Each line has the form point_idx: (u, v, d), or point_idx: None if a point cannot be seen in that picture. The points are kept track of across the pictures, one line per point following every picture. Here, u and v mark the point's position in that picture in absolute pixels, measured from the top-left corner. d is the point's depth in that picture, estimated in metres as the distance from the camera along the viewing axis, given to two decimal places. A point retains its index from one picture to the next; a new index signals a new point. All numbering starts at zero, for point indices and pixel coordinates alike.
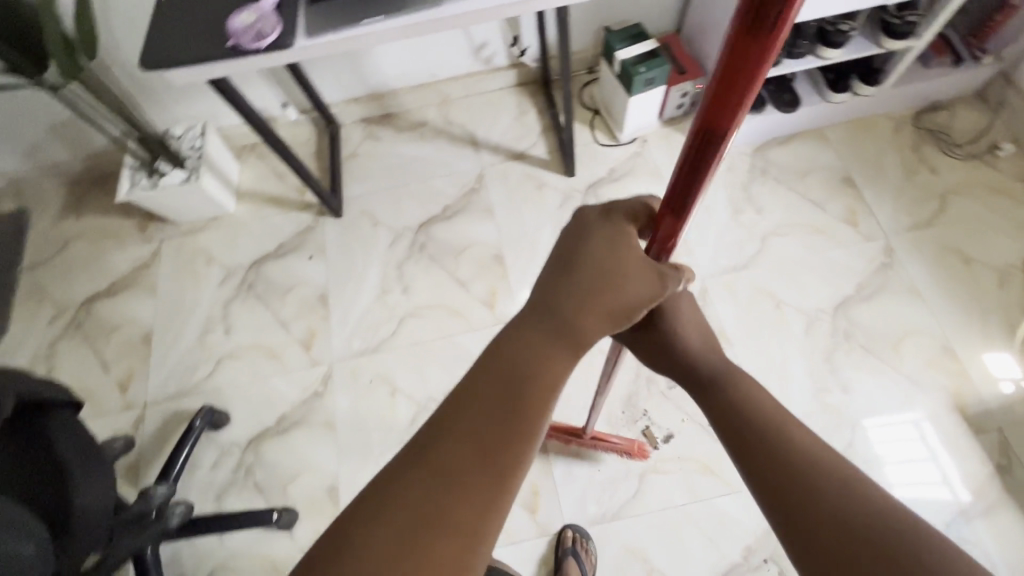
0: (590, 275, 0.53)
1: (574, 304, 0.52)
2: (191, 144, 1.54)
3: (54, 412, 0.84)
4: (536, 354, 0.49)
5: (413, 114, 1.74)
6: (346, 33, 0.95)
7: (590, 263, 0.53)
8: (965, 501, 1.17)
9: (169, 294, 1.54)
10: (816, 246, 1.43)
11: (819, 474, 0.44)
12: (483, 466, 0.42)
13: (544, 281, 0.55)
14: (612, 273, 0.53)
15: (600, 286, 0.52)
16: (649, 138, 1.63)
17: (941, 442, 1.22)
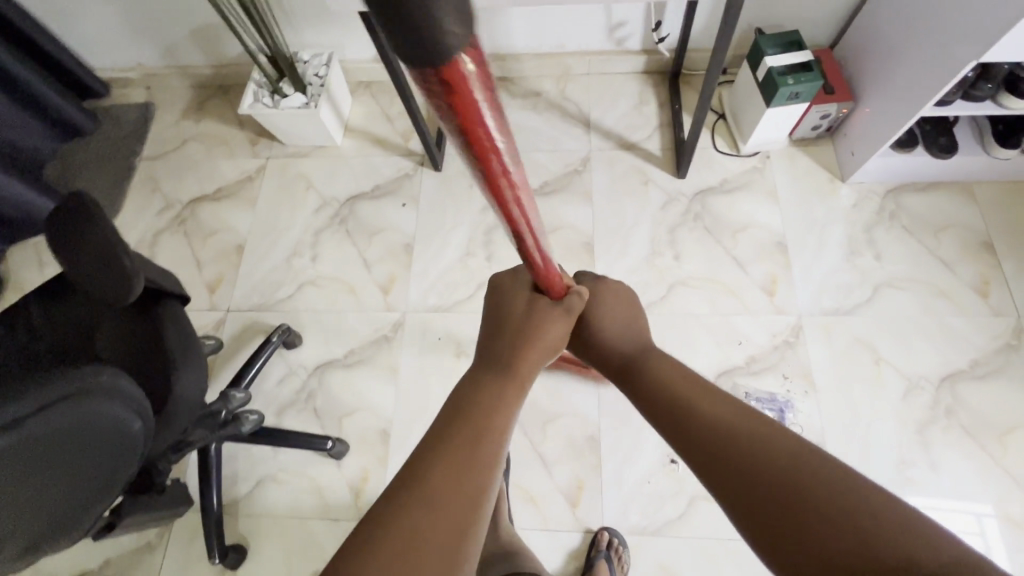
0: (517, 321, 0.67)
1: (512, 342, 0.65)
2: (316, 71, 1.56)
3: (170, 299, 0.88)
4: (499, 387, 0.60)
5: (530, 81, 1.70)
6: None
7: (516, 316, 0.67)
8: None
9: (267, 211, 1.60)
10: (934, 308, 1.32)
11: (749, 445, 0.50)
12: (461, 460, 0.51)
13: (486, 333, 0.67)
14: (537, 317, 0.67)
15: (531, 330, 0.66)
16: (772, 155, 1.52)
17: None
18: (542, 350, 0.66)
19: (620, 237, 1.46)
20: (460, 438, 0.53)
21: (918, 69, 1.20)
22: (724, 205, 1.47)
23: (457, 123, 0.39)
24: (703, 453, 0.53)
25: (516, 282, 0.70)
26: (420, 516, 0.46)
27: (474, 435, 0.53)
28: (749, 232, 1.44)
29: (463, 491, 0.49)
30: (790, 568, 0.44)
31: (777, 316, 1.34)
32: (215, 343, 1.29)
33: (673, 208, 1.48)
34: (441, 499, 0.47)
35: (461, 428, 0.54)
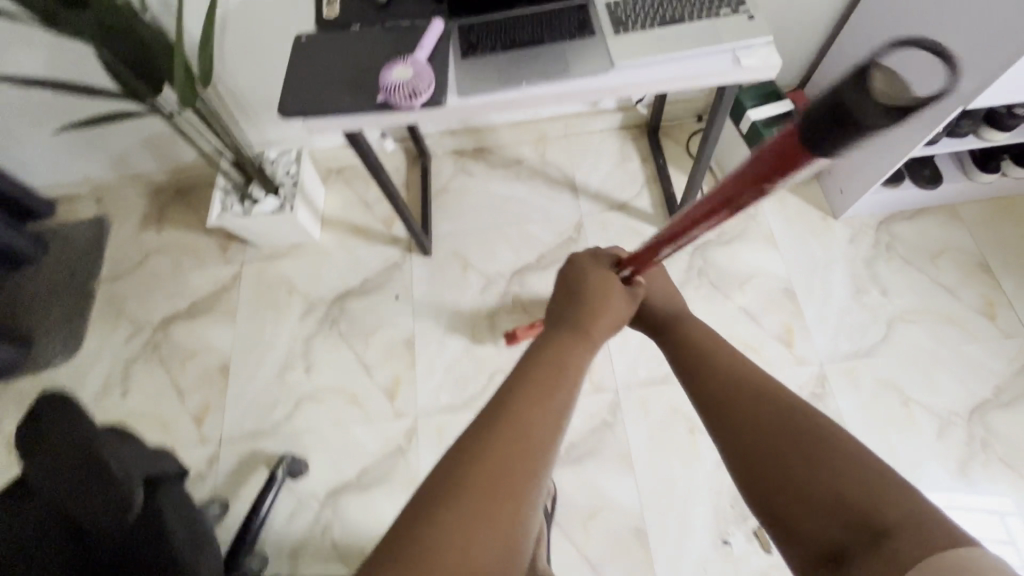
0: (589, 291, 0.66)
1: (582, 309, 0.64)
2: (286, 170, 1.48)
3: (167, 486, 0.76)
4: (572, 342, 0.60)
5: (508, 150, 1.66)
6: (503, 96, 0.87)
7: (590, 286, 0.66)
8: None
9: (249, 323, 1.49)
10: (948, 338, 1.32)
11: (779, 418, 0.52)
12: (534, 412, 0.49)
13: (557, 302, 0.67)
14: (610, 289, 0.67)
15: (604, 301, 0.65)
16: (762, 199, 1.52)
17: None
18: (614, 321, 0.65)
19: None
20: (528, 390, 0.51)
21: None
22: (725, 257, 1.45)
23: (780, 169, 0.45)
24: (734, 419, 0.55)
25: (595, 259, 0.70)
26: (493, 460, 0.44)
27: (548, 386, 0.52)
28: (755, 282, 1.42)
29: (538, 440, 0.47)
30: (802, 530, 0.47)
31: (798, 368, 1.31)
32: (218, 511, 1.10)
33: (675, 266, 1.45)
34: (514, 453, 0.46)
35: (533, 380, 0.53)
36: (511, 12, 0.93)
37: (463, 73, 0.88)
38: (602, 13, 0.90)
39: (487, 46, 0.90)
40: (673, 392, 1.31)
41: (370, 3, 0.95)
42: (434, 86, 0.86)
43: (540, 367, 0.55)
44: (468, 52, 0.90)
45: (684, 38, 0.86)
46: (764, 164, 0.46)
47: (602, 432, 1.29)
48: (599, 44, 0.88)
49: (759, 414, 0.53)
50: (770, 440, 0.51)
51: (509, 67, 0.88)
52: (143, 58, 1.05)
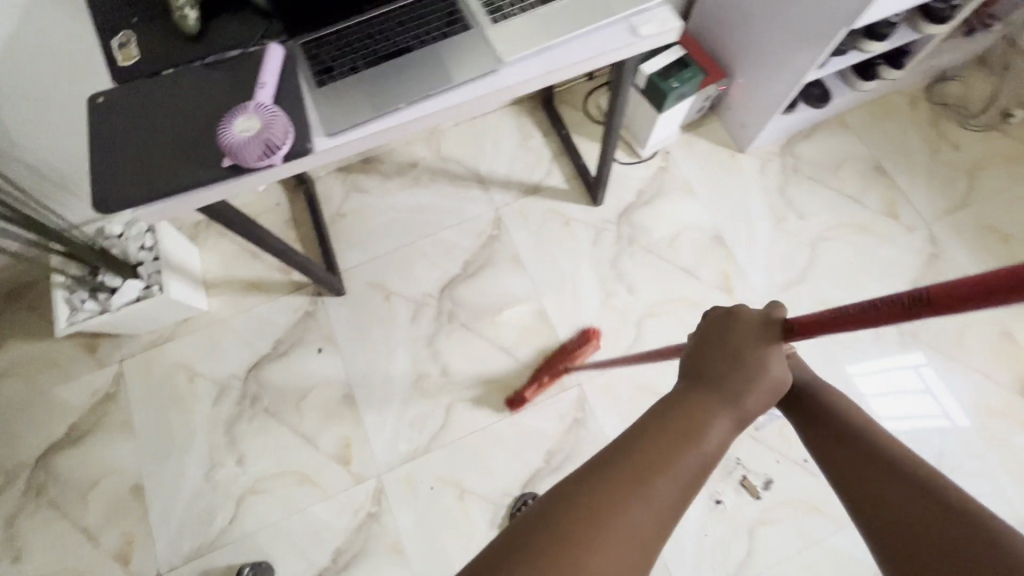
0: (729, 357, 0.52)
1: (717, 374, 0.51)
2: (139, 243, 1.21)
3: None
4: (701, 412, 0.49)
5: (399, 154, 1.48)
6: (379, 126, 0.72)
7: (734, 348, 0.52)
8: (964, 425, 1.24)
9: (152, 428, 1.26)
10: (864, 246, 1.38)
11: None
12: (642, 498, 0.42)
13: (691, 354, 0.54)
14: (770, 348, 0.52)
15: (762, 364, 0.51)
16: (671, 148, 1.48)
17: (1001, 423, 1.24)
18: (768, 389, 0.51)
19: (569, 292, 1.35)
20: (644, 452, 0.45)
21: (788, 34, 1.18)
22: (649, 217, 1.41)
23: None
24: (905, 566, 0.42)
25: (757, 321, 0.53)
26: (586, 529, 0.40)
27: (669, 457, 0.44)
28: (684, 235, 1.39)
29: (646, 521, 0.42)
30: None
31: None
32: None
33: (604, 240, 1.39)
34: (620, 527, 0.41)
35: (652, 443, 0.45)
36: (363, 17, 0.77)
37: (324, 105, 0.72)
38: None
39: (345, 66, 0.74)
40: (635, 371, 1.28)
41: (177, 36, 0.74)
42: (292, 130, 0.69)
43: (663, 428, 0.47)
44: (323, 78, 0.73)
45: (571, 13, 0.75)
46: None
47: (576, 432, 1.23)
48: (478, 39, 0.75)
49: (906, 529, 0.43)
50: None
51: (378, 87, 0.73)
52: None
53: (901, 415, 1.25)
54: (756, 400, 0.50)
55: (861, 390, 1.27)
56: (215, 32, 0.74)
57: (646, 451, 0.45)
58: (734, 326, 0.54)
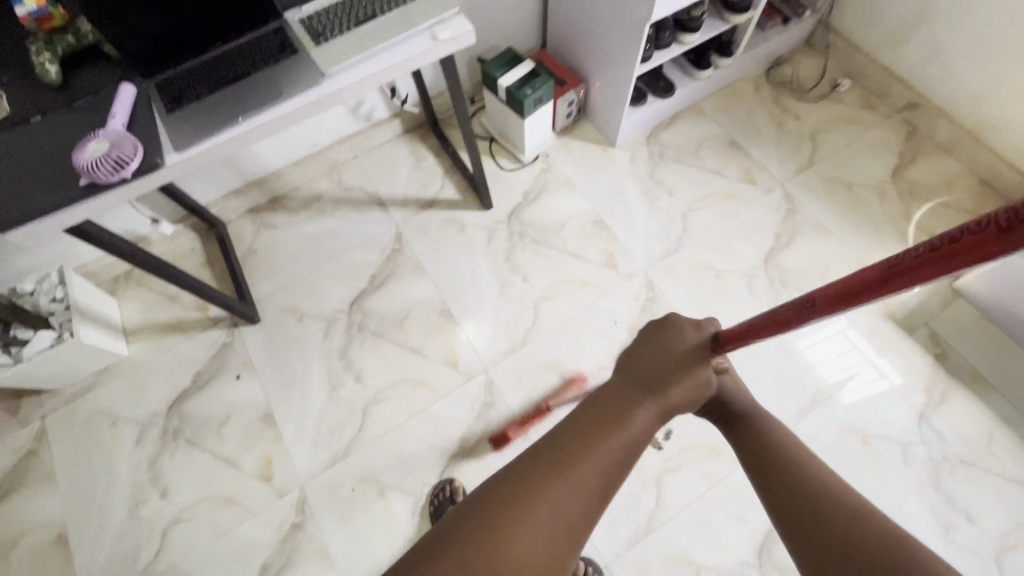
0: (660, 357, 0.55)
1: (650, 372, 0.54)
2: (50, 296, 1.29)
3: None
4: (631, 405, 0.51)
5: (303, 190, 1.61)
6: (220, 137, 0.83)
7: (665, 351, 0.56)
8: (901, 382, 1.31)
9: (75, 476, 1.28)
10: (729, 211, 1.53)
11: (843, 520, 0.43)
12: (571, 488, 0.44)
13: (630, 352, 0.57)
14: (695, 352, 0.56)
15: (690, 360, 0.56)
16: (550, 152, 1.64)
17: (869, 345, 1.36)
18: (695, 386, 0.55)
19: (469, 289, 1.45)
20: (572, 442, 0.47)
21: (614, 35, 1.37)
22: (536, 213, 1.55)
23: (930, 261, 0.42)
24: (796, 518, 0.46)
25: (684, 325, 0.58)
26: (510, 521, 0.42)
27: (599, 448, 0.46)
28: (570, 224, 1.53)
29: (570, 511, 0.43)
30: None
31: (629, 283, 1.44)
32: None
33: (497, 239, 1.52)
34: (542, 514, 0.42)
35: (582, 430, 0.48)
36: (207, 55, 0.91)
37: (172, 128, 0.84)
38: (299, 28, 0.92)
39: (191, 94, 0.87)
40: (537, 351, 1.37)
41: (44, 89, 0.86)
42: (140, 149, 0.80)
43: (593, 420, 0.49)
44: (172, 106, 0.85)
45: (382, 29, 0.91)
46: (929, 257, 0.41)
47: (486, 415, 1.30)
48: (306, 59, 0.89)
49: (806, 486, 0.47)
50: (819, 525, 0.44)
51: (220, 107, 0.86)
52: None
53: (835, 376, 1.32)
54: (679, 394, 0.54)
55: (809, 360, 1.35)
56: (77, 81, 0.87)
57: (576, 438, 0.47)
58: (668, 336, 0.57)
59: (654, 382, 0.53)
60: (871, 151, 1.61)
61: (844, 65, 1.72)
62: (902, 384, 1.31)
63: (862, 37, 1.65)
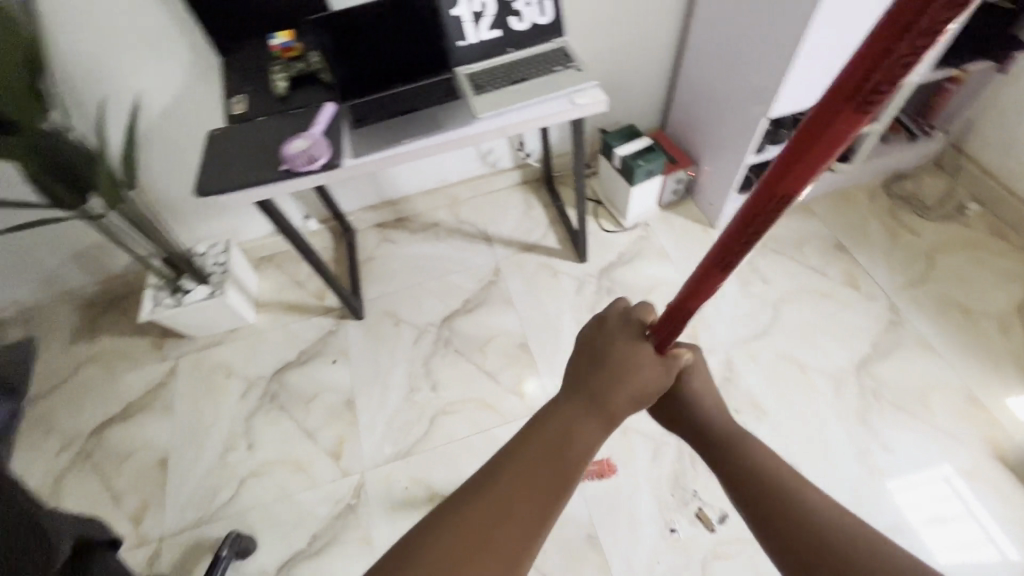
0: (606, 363, 0.59)
1: (596, 378, 0.58)
2: (214, 260, 1.58)
3: (98, 552, 0.73)
4: (578, 415, 0.55)
5: (425, 216, 1.83)
6: (388, 152, 1.04)
7: (607, 356, 0.59)
8: (1017, 559, 1.14)
9: (187, 412, 1.49)
10: (825, 310, 1.51)
11: (796, 503, 0.51)
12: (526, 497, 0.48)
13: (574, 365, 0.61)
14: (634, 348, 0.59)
15: (636, 360, 0.58)
16: (651, 222, 1.74)
17: (977, 499, 1.21)
18: (643, 385, 0.58)
19: (550, 329, 1.54)
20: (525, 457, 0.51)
21: (730, 126, 1.47)
22: (627, 274, 1.63)
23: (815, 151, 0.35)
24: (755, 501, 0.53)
25: (625, 322, 0.62)
26: (469, 528, 0.45)
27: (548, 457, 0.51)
28: (658, 291, 1.59)
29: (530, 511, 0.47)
30: None
31: (708, 358, 1.45)
32: None
33: (586, 290, 1.61)
34: (504, 528, 0.46)
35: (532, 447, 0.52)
36: (388, 91, 1.14)
37: (354, 139, 1.06)
38: (464, 80, 1.14)
39: (371, 117, 1.10)
40: None
41: (271, 99, 1.13)
42: (329, 151, 1.02)
43: (545, 434, 0.53)
44: (358, 124, 1.09)
45: (529, 90, 1.10)
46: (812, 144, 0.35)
47: None
48: (466, 104, 1.10)
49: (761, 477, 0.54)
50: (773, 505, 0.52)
51: (393, 130, 1.07)
52: (77, 170, 1.19)
53: (928, 517, 1.20)
54: (626, 405, 0.57)
55: (897, 501, 1.23)
56: (295, 96, 1.13)
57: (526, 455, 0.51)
58: (607, 340, 0.61)
59: (601, 399, 0.57)
60: (996, 280, 1.52)
61: (975, 191, 1.68)
62: (1005, 536, 1.17)
63: (997, 165, 1.61)
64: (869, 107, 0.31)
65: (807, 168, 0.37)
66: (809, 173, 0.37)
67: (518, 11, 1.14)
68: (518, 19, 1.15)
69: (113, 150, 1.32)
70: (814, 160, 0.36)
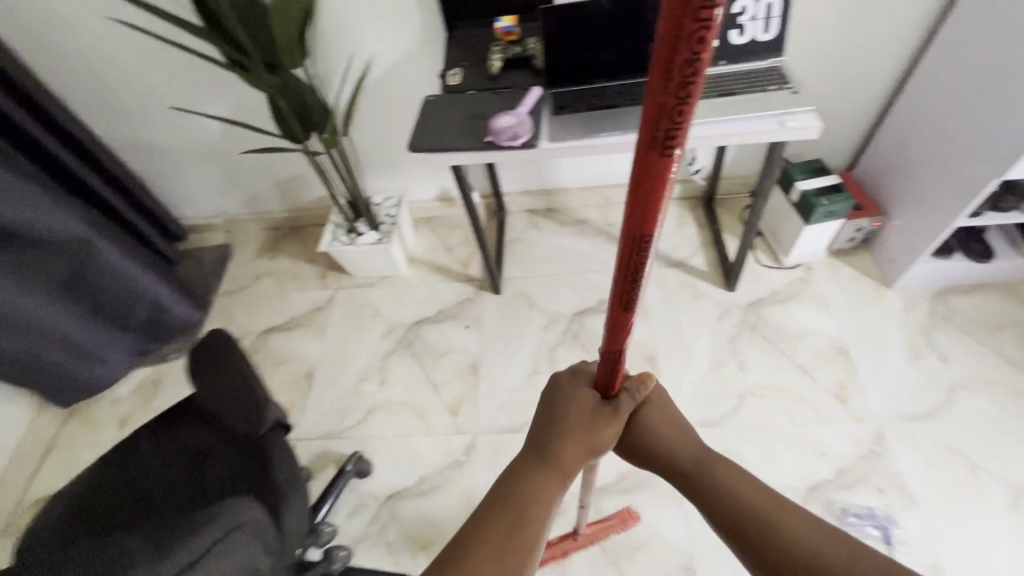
0: (560, 420, 0.61)
1: (550, 437, 0.60)
2: (387, 213, 1.75)
3: (274, 434, 0.89)
4: (534, 479, 0.58)
5: (575, 211, 1.87)
6: (585, 142, 1.09)
7: (560, 412, 0.62)
8: None
9: (336, 338, 1.68)
10: (1013, 409, 1.30)
11: (776, 533, 0.53)
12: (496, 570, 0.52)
13: (533, 427, 0.63)
14: (584, 402, 0.62)
15: (589, 415, 0.61)
16: (814, 266, 1.62)
17: None
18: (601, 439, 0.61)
19: (681, 349, 1.50)
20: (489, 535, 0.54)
21: (943, 180, 1.32)
22: (777, 314, 1.53)
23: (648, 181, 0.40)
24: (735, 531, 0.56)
25: (573, 378, 0.64)
26: None
27: (508, 529, 0.54)
28: (808, 339, 1.48)
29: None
30: None
31: (856, 424, 1.32)
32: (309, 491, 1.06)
33: (728, 319, 1.54)
34: None
35: (495, 522, 0.55)
36: (591, 84, 1.19)
37: (554, 124, 1.12)
38: None
39: (573, 106, 1.15)
40: (726, 437, 1.34)
41: (485, 76, 1.23)
42: (531, 131, 1.09)
43: (506, 506, 0.56)
44: (559, 111, 1.14)
45: (736, 104, 1.08)
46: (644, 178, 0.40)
47: None
48: None
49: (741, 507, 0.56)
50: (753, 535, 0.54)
51: (592, 122, 1.11)
52: (309, 114, 1.38)
53: None
54: (580, 458, 0.60)
55: None
56: (505, 77, 1.22)
57: (489, 531, 0.54)
58: (558, 396, 0.63)
59: (547, 457, 0.59)
60: None
61: None
62: None
63: None
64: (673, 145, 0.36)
65: (650, 209, 0.42)
66: (649, 211, 0.42)
67: (741, 24, 1.11)
68: (739, 33, 1.12)
69: (339, 101, 1.50)
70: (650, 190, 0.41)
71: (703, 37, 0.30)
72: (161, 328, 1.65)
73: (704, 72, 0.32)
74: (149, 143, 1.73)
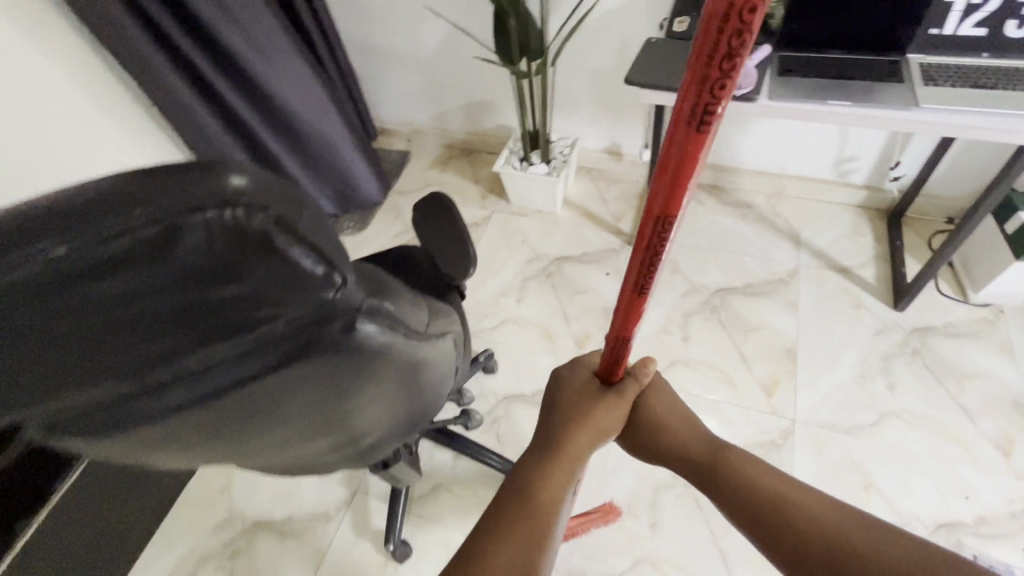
0: (565, 410, 0.69)
1: (558, 423, 0.69)
2: (561, 150, 1.84)
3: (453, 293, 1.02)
4: (548, 463, 0.65)
5: (742, 194, 1.82)
6: (808, 106, 1.08)
7: (564, 402, 0.70)
8: None
9: (486, 252, 1.83)
10: None
11: (794, 507, 0.58)
12: (521, 535, 0.56)
13: (541, 423, 0.71)
14: (585, 390, 0.71)
15: (589, 398, 0.70)
16: (1007, 310, 1.46)
17: None
18: (604, 421, 0.69)
19: (827, 353, 1.44)
20: (508, 510, 0.59)
21: None
22: (949, 347, 1.41)
23: (677, 160, 0.42)
24: (754, 514, 0.60)
25: (576, 370, 0.73)
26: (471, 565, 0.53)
27: (525, 503, 0.60)
28: (979, 381, 1.35)
29: (523, 549, 0.55)
30: None
31: (1015, 480, 1.21)
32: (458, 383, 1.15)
33: (887, 337, 1.44)
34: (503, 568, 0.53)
35: (512, 501, 0.60)
36: (824, 53, 1.16)
37: (777, 83, 1.11)
38: (913, 69, 1.09)
39: (800, 72, 1.13)
40: (858, 448, 1.28)
41: None
42: (753, 86, 1.09)
43: (521, 487, 0.62)
44: (784, 72, 1.13)
45: (993, 98, 1.00)
46: (671, 161, 0.43)
47: (767, 450, 1.30)
48: (907, 89, 1.06)
49: (756, 489, 0.61)
50: (774, 514, 0.58)
51: (819, 88, 1.09)
52: (527, 38, 1.47)
53: None
54: (586, 442, 0.67)
55: None
56: None
57: (505, 509, 0.59)
58: (560, 385, 0.73)
59: (557, 446, 0.66)
60: None
61: None
62: None
63: None
64: (705, 130, 0.39)
65: (675, 190, 0.45)
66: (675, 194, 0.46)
67: None
68: (1018, 25, 1.04)
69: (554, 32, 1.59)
70: (676, 170, 0.43)
71: (751, 14, 0.32)
72: (347, 202, 1.93)
73: (748, 53, 0.35)
74: (374, 45, 1.96)
